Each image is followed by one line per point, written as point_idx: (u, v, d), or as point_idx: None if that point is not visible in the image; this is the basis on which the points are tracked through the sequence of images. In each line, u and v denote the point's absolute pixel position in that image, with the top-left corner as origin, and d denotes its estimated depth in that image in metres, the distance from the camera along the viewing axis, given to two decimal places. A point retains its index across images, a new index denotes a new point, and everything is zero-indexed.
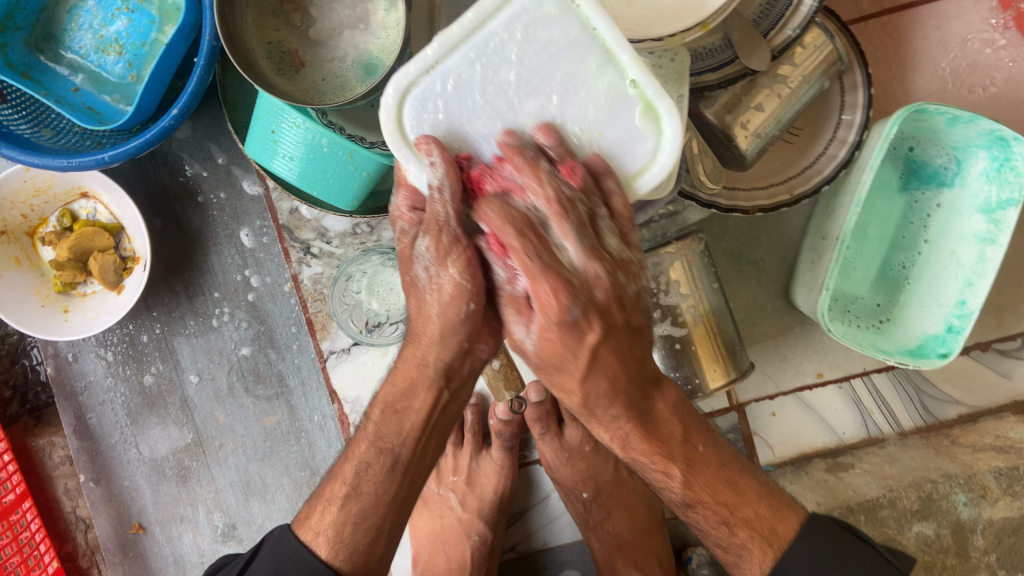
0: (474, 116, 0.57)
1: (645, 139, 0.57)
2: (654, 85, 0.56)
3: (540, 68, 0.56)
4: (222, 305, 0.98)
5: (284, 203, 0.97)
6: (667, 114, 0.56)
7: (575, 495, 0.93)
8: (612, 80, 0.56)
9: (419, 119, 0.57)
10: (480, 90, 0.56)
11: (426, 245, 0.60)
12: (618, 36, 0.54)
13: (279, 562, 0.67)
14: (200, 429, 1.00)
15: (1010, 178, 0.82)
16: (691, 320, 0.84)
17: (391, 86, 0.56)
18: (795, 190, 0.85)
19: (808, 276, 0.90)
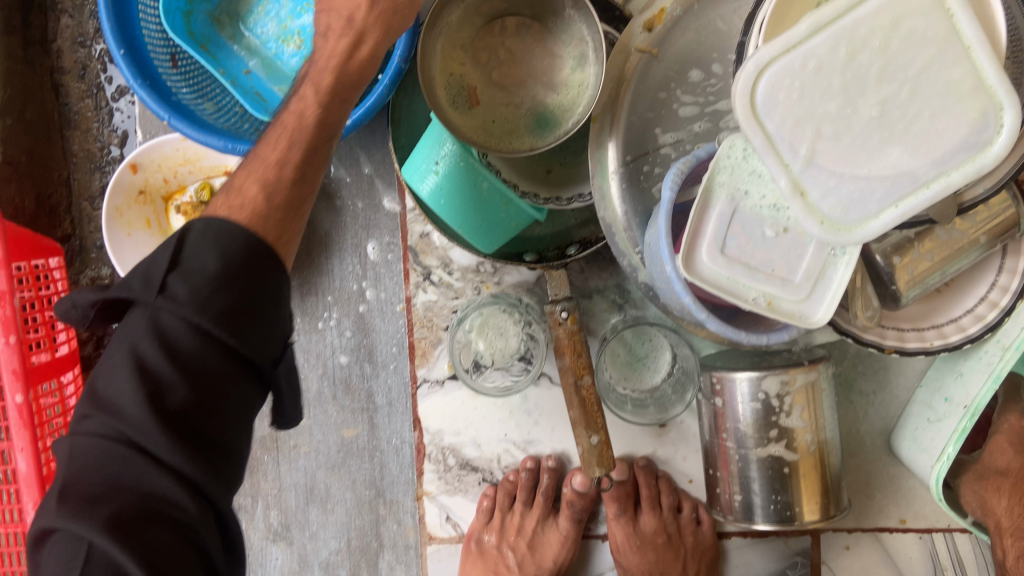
0: (826, 97, 0.65)
1: (986, 128, 0.64)
2: (999, 75, 0.62)
3: (901, 60, 0.63)
4: (332, 310, 0.99)
5: (417, 225, 0.97)
6: (1011, 105, 0.63)
7: None
8: (959, 70, 0.63)
9: (771, 95, 0.66)
10: (823, 80, 0.65)
11: None
12: (977, 28, 0.61)
13: (219, 246, 0.56)
14: (279, 425, 1.00)
15: None
16: (806, 447, 0.83)
17: (752, 62, 0.65)
18: (934, 339, 0.85)
19: (922, 435, 0.89)
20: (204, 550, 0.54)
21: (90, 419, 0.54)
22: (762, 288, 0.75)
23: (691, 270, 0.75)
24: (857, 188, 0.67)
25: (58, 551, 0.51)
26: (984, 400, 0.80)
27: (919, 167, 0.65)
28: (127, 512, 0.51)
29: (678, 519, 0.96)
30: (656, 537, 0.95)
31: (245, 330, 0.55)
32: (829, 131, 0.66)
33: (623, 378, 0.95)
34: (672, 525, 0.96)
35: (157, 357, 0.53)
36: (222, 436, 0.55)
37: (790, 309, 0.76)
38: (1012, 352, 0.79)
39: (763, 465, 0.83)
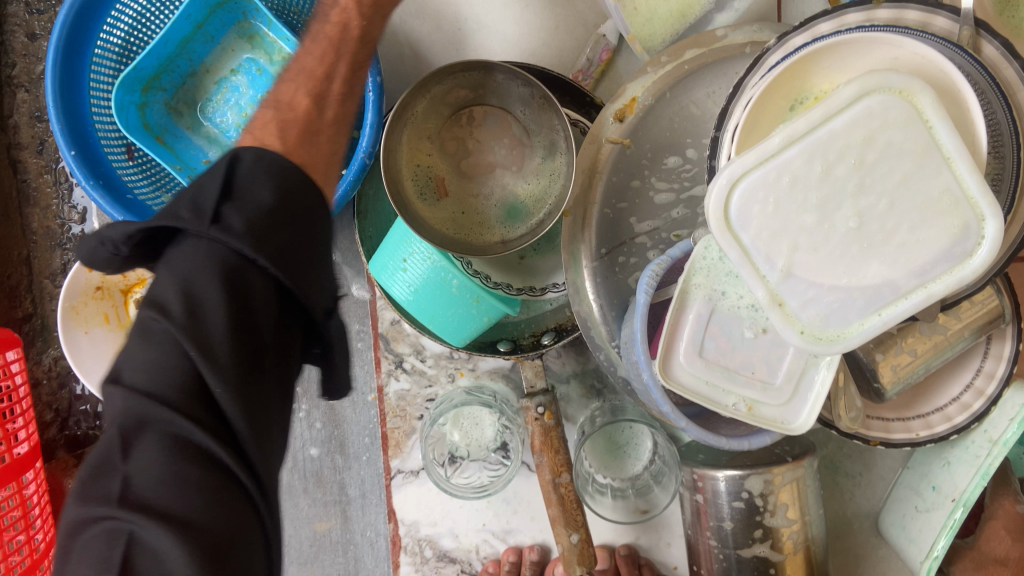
0: (802, 210, 0.60)
1: (967, 240, 0.59)
2: (980, 185, 0.58)
3: (879, 173, 0.59)
4: (302, 401, 0.95)
5: (388, 312, 0.94)
6: (992, 216, 0.58)
7: None
8: (940, 182, 0.58)
9: (745, 209, 0.61)
10: (799, 193, 0.60)
11: None
12: (958, 140, 0.56)
13: (275, 178, 0.50)
14: None
15: None
16: (792, 546, 0.80)
17: (724, 175, 0.61)
18: (920, 430, 0.82)
19: (909, 523, 0.87)
20: (264, 527, 0.46)
21: (128, 367, 0.44)
22: (742, 393, 0.73)
23: (668, 377, 0.72)
24: (837, 299, 0.62)
25: (95, 548, 0.41)
26: (973, 496, 0.78)
27: (901, 278, 0.61)
28: (185, 485, 0.42)
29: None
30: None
31: (294, 268, 0.48)
32: (806, 243, 0.61)
33: (604, 466, 0.93)
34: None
35: (213, 291, 0.45)
36: (279, 394, 0.48)
37: (772, 414, 0.73)
38: (1000, 448, 0.77)
39: (749, 566, 0.80)
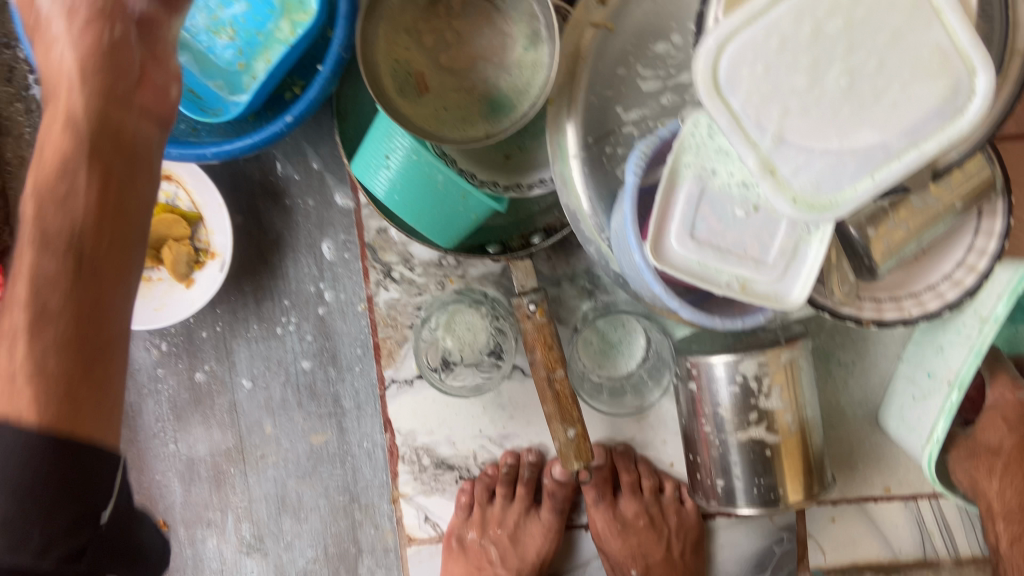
0: (791, 71, 0.57)
1: (961, 97, 0.56)
2: (972, 38, 0.55)
3: (870, 29, 0.55)
4: (290, 314, 0.94)
5: (372, 221, 0.92)
6: (983, 70, 0.55)
7: (623, 569, 0.94)
8: (931, 38, 0.55)
9: (732, 73, 0.58)
10: (788, 53, 0.57)
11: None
12: None
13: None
14: (244, 436, 0.96)
15: None
16: (787, 428, 0.81)
17: (711, 37, 0.57)
18: (912, 309, 0.82)
19: (908, 412, 0.88)
20: None
21: None
22: (735, 271, 0.72)
23: (660, 258, 0.71)
24: (828, 165, 0.58)
25: None
26: (968, 376, 0.79)
27: (893, 142, 0.57)
28: None
29: (661, 500, 0.96)
30: (636, 519, 0.95)
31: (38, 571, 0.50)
32: (796, 107, 0.57)
33: (598, 366, 0.93)
34: (655, 507, 0.95)
35: None
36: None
37: (765, 291, 0.73)
38: (991, 326, 0.78)
39: (746, 449, 0.81)
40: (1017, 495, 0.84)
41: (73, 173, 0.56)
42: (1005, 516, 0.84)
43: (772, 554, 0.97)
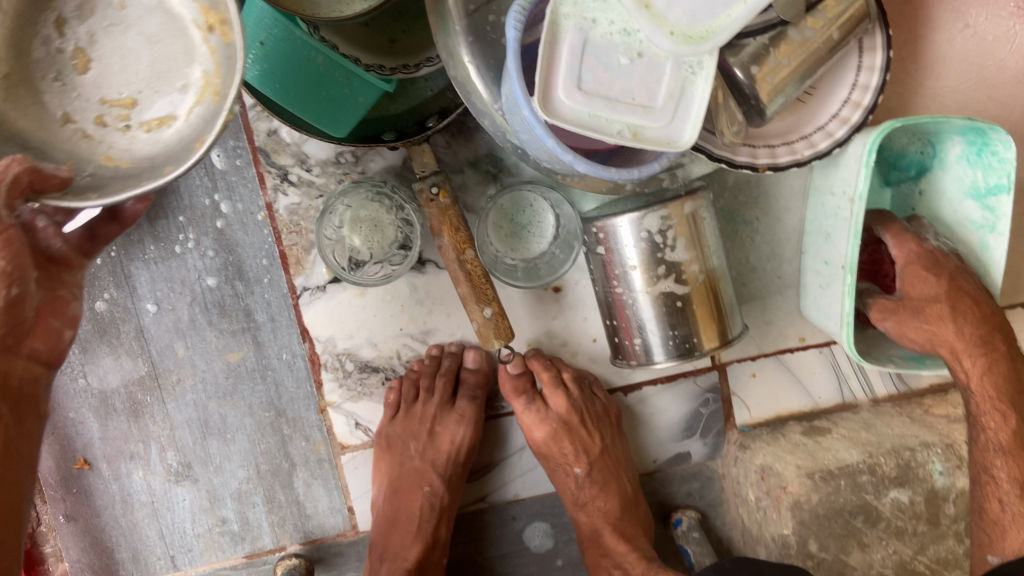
0: None
1: None
2: None
3: None
4: (187, 231, 0.91)
5: (261, 123, 0.89)
6: None
7: (568, 470, 0.95)
8: None
9: None
10: None
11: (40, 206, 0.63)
12: None
13: None
14: (157, 362, 0.94)
15: (993, 163, 0.82)
16: (694, 277, 0.83)
17: None
18: (805, 151, 0.83)
19: (821, 303, 0.89)
20: None
21: None
22: (625, 119, 0.72)
23: (551, 113, 0.70)
24: None
25: None
26: (854, 256, 0.81)
27: None
28: None
29: (582, 392, 0.94)
30: (567, 417, 0.93)
31: None
32: None
33: (510, 248, 0.92)
34: (581, 401, 0.94)
35: None
36: None
37: (656, 136, 0.73)
38: (858, 204, 0.80)
39: (659, 301, 0.83)
40: (975, 330, 0.80)
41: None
42: (969, 352, 0.80)
43: (700, 416, 0.99)
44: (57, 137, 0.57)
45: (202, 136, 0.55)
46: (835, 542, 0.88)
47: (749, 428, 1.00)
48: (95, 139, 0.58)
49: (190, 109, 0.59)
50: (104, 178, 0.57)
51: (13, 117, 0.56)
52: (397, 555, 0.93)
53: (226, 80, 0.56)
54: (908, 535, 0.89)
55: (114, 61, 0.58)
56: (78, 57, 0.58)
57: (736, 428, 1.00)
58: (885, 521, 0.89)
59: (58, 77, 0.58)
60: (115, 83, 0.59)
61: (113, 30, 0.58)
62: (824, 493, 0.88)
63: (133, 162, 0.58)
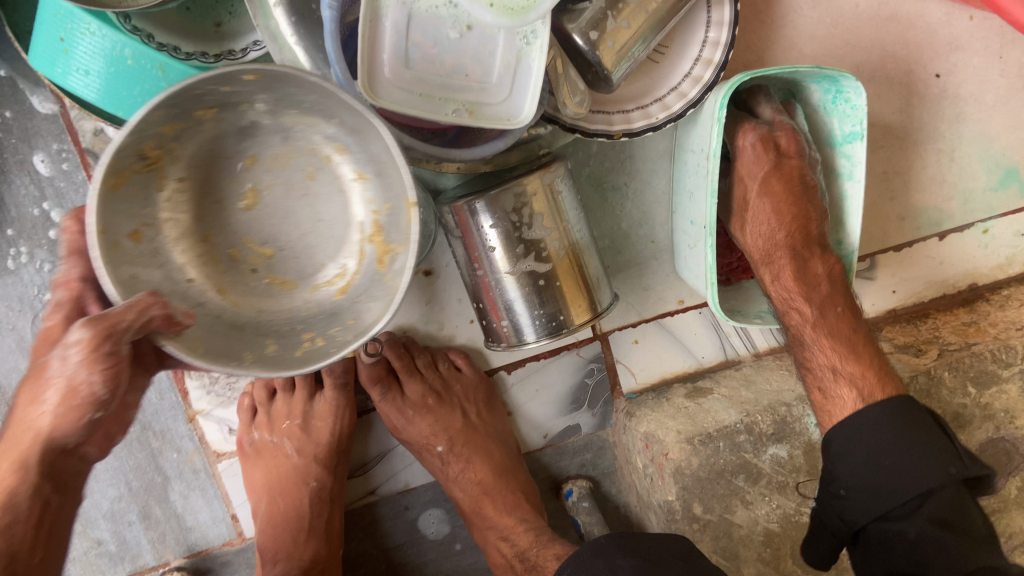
0: None
1: None
2: None
3: None
4: (19, 244, 0.84)
5: (86, 123, 0.82)
6: None
7: (430, 450, 0.91)
8: None
9: None
10: None
11: (72, 336, 0.54)
12: None
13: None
14: (7, 384, 0.88)
15: (847, 111, 0.81)
16: (556, 254, 0.81)
17: None
18: (659, 114, 0.81)
19: (690, 261, 0.88)
20: None
21: None
22: (461, 97, 0.69)
23: (375, 95, 0.66)
24: None
25: None
26: (713, 213, 0.79)
27: None
28: None
29: (439, 372, 0.93)
30: (424, 400, 0.91)
31: None
32: None
33: None
34: (437, 381, 0.92)
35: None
36: None
37: (494, 114, 0.70)
38: (714, 161, 0.77)
39: (521, 281, 0.80)
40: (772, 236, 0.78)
41: (18, 499, 0.57)
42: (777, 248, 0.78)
43: (586, 387, 0.98)
44: (232, 267, 0.73)
45: (326, 332, 0.71)
46: (719, 503, 0.88)
47: (636, 394, 0.99)
48: (220, 263, 0.72)
49: (312, 291, 0.75)
50: (212, 315, 0.68)
51: (165, 216, 0.68)
52: (293, 555, 0.88)
53: (365, 288, 0.73)
54: (790, 489, 0.89)
55: (284, 220, 0.73)
56: (249, 196, 0.72)
57: (623, 396, 0.99)
58: (767, 477, 0.88)
59: (224, 205, 0.72)
60: (268, 232, 0.73)
61: (295, 195, 0.73)
62: (704, 457, 0.87)
63: (240, 305, 0.71)
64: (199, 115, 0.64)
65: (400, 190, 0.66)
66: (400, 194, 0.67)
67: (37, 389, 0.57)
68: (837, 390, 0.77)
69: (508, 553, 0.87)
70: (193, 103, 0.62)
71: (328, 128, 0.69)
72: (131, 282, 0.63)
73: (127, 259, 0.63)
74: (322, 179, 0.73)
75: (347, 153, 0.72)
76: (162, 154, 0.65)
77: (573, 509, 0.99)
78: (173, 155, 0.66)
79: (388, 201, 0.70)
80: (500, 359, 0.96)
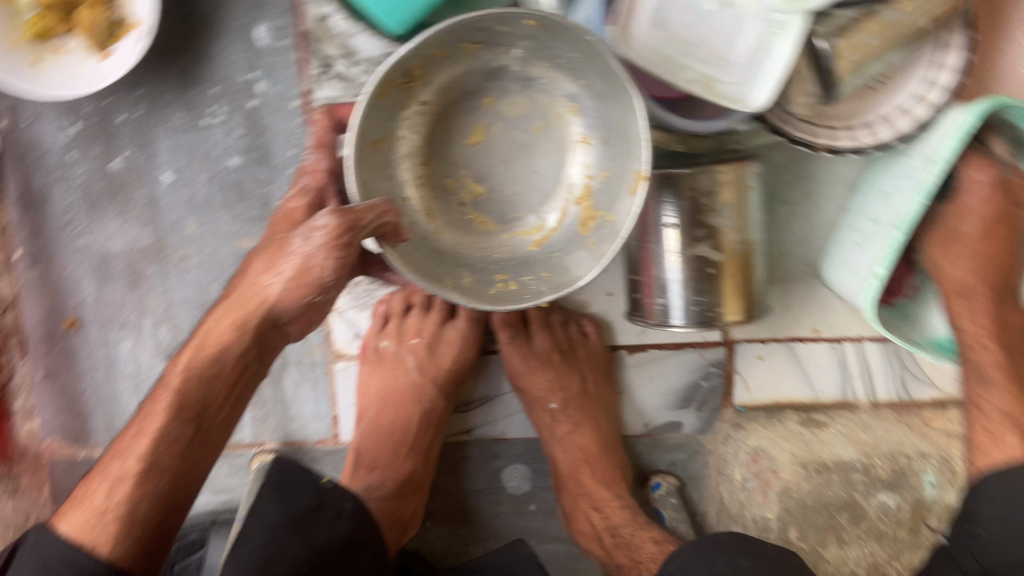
0: None
1: None
2: None
3: None
4: (219, 104, 0.87)
5: (314, 7, 0.85)
6: None
7: (542, 404, 0.92)
8: None
9: None
10: None
11: (326, 220, 0.68)
12: None
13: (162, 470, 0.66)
14: (164, 233, 0.90)
15: None
16: (731, 248, 0.80)
17: None
18: (866, 139, 0.77)
19: (851, 258, 0.86)
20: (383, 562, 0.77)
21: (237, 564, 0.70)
22: (699, 69, 0.70)
23: (626, 45, 0.69)
24: None
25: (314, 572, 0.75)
26: (913, 216, 0.76)
27: None
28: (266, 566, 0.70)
29: (568, 334, 0.94)
30: (547, 355, 0.92)
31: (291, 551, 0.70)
32: None
33: None
34: (564, 341, 0.94)
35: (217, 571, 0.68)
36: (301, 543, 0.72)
37: (727, 92, 0.70)
38: (940, 164, 0.74)
39: (690, 265, 0.80)
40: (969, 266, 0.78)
41: (227, 356, 0.71)
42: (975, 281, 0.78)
43: (700, 389, 0.98)
44: (444, 197, 0.86)
45: (516, 266, 0.85)
46: (815, 533, 0.88)
47: (746, 409, 0.98)
48: (437, 190, 0.86)
49: (509, 236, 0.87)
50: (422, 230, 0.85)
51: (403, 134, 0.83)
52: (388, 466, 0.91)
53: (558, 246, 0.85)
54: (888, 539, 0.88)
55: (503, 164, 0.85)
56: (477, 135, 0.85)
57: (733, 406, 0.98)
58: (868, 522, 0.88)
59: (455, 138, 0.85)
60: (485, 174, 0.85)
61: (517, 143, 0.85)
62: (815, 484, 0.88)
63: (443, 230, 0.86)
64: (463, 49, 0.78)
65: (622, 164, 0.79)
66: (627, 164, 0.77)
67: (274, 262, 0.70)
68: (1003, 433, 0.73)
69: (598, 525, 0.89)
70: (460, 39, 0.75)
71: (570, 88, 0.82)
72: (366, 183, 0.77)
73: (371, 159, 0.78)
74: (548, 133, 0.85)
75: (580, 115, 0.84)
76: (421, 77, 0.79)
77: (657, 503, 0.99)
78: (429, 81, 0.81)
79: (608, 168, 0.82)
80: (627, 338, 0.97)
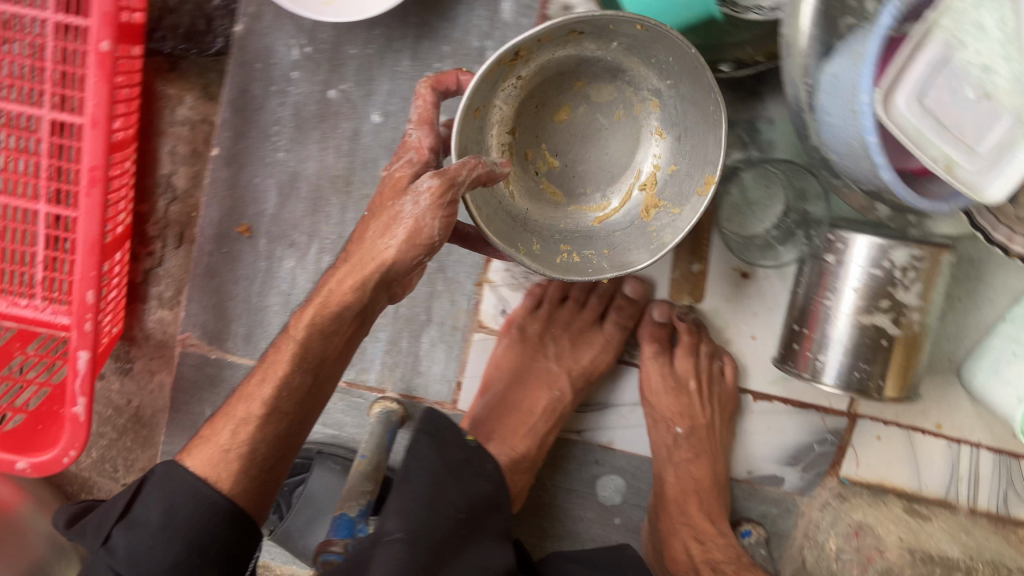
0: None
1: None
2: None
3: None
4: (446, 62, 0.89)
5: None
6: None
7: (668, 426, 0.95)
8: None
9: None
10: None
11: (427, 183, 0.64)
12: None
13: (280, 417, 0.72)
14: (357, 167, 0.92)
15: None
16: (907, 327, 0.82)
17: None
18: None
19: (1003, 368, 0.86)
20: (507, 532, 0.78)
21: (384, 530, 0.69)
22: (947, 149, 0.61)
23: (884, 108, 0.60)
24: None
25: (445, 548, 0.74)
26: None
27: None
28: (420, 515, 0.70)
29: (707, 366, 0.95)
30: (684, 380, 0.94)
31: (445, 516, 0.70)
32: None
33: (733, 226, 0.92)
34: (703, 372, 0.95)
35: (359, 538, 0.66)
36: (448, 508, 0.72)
37: (966, 180, 0.62)
38: None
39: (864, 333, 0.82)
40: None
41: (345, 313, 0.70)
42: None
43: (811, 451, 0.99)
44: (518, 167, 0.84)
45: (578, 242, 0.83)
46: None
47: (849, 482, 1.00)
48: (515, 163, 0.84)
49: (575, 210, 0.86)
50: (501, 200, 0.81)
51: (493, 103, 0.80)
52: (505, 441, 0.93)
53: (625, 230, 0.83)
54: None
55: (575, 140, 0.84)
56: (561, 113, 0.84)
57: (838, 477, 1.00)
58: None
59: (536, 112, 0.84)
60: (557, 146, 0.84)
61: (597, 125, 0.84)
62: None
63: (516, 199, 0.83)
64: (573, 34, 0.75)
65: (696, 162, 0.77)
66: (700, 160, 0.76)
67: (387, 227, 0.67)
68: None
69: (694, 552, 0.91)
70: (575, 25, 0.72)
71: (656, 83, 0.80)
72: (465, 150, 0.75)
73: (468, 131, 0.75)
74: (626, 123, 0.84)
75: (659, 109, 0.82)
76: (526, 57, 0.76)
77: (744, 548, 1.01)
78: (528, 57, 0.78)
79: (677, 162, 0.81)
80: (758, 384, 0.98)
